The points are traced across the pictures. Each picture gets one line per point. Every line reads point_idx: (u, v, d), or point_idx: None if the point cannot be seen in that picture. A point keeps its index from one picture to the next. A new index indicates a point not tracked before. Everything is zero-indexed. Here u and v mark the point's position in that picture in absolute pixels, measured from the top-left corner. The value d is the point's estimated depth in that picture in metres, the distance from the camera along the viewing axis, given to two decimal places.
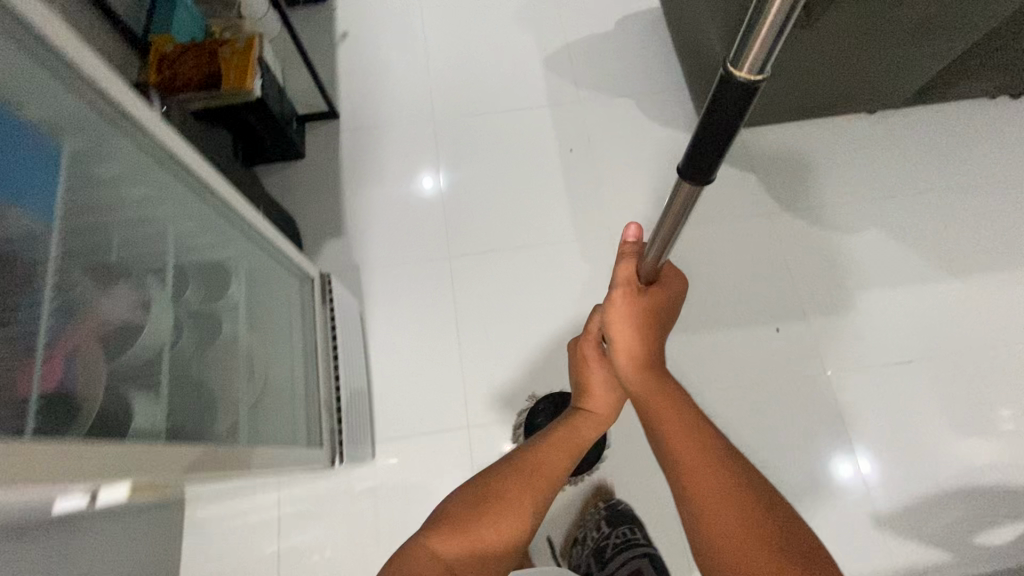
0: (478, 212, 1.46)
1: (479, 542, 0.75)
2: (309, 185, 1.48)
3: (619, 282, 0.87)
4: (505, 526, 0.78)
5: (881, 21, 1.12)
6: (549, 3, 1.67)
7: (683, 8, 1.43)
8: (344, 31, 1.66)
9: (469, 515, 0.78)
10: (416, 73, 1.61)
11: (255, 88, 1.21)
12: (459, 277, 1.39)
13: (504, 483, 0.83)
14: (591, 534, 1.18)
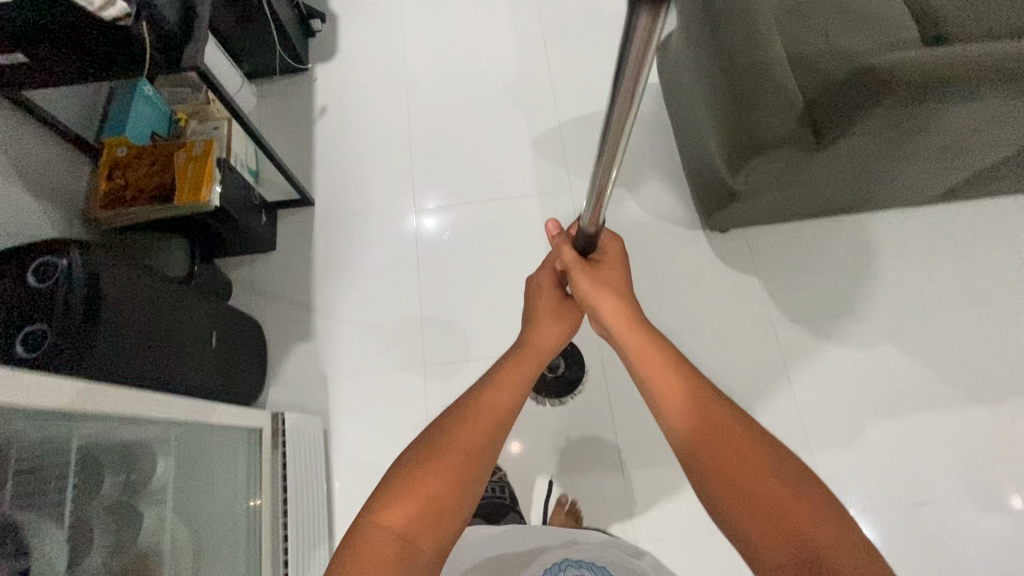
0: (466, 262, 1.42)
1: (434, 510, 0.59)
2: (279, 280, 1.39)
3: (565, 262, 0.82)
4: (460, 484, 0.61)
5: (901, 143, 1.01)
6: (539, 79, 1.58)
7: (682, 102, 1.31)
8: (323, 106, 1.58)
9: (414, 480, 0.60)
10: (398, 153, 1.54)
11: (211, 200, 1.12)
12: (445, 320, 1.36)
13: (452, 433, 0.65)
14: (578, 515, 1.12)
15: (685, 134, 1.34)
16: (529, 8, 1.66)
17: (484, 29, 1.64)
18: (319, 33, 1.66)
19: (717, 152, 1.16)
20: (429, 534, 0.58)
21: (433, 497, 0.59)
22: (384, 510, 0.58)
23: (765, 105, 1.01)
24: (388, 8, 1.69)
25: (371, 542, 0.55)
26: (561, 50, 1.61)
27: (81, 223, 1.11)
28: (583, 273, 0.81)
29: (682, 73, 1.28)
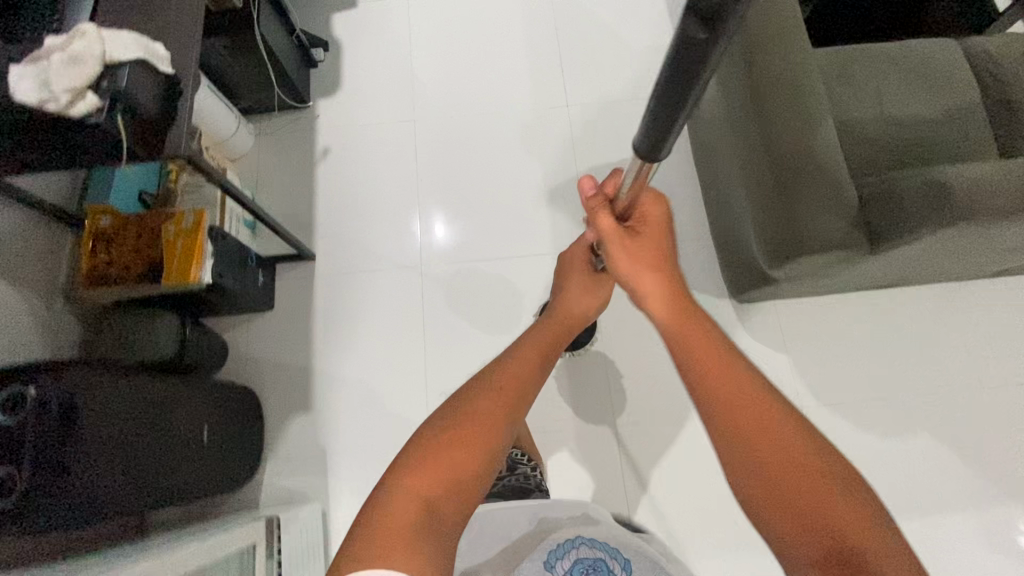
0: (478, 280, 1.37)
1: (458, 475, 0.53)
2: (277, 343, 1.31)
3: (600, 230, 0.65)
4: (481, 447, 0.55)
5: (958, 247, 0.92)
6: (556, 122, 1.48)
7: (715, 171, 1.21)
8: (326, 147, 1.48)
9: (433, 444, 0.54)
10: (405, 200, 1.44)
11: (202, 278, 1.03)
12: (454, 340, 1.32)
13: (473, 397, 0.59)
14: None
15: (717, 199, 1.22)
16: (547, 40, 1.54)
17: (499, 62, 1.52)
18: (320, 63, 1.55)
19: (751, 242, 1.06)
20: (452, 501, 0.52)
21: (455, 464, 0.53)
22: (405, 474, 0.52)
23: (812, 203, 0.90)
24: (396, 37, 1.57)
25: (392, 506, 0.49)
26: (580, 89, 1.49)
27: (74, 314, 1.05)
28: (625, 241, 0.63)
29: (718, 137, 1.17)
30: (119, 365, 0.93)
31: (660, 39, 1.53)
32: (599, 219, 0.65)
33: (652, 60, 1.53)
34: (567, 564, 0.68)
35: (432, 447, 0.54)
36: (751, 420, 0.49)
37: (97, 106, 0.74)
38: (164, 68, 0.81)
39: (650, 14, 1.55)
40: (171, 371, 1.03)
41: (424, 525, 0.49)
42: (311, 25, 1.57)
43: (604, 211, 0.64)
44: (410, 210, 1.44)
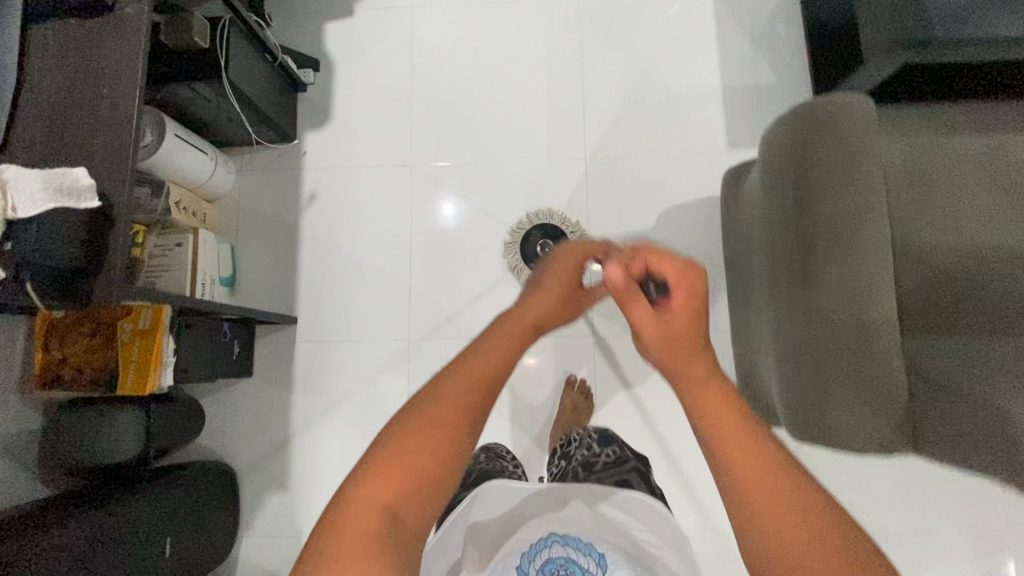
0: (500, 266, 1.30)
1: (416, 486, 0.48)
2: (255, 413, 1.25)
3: (633, 315, 0.59)
4: (445, 454, 0.49)
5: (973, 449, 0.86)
6: (570, 181, 1.31)
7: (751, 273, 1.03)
8: (313, 192, 1.34)
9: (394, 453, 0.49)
10: (396, 257, 1.32)
11: (162, 382, 0.96)
12: (482, 301, 1.28)
13: (440, 394, 0.52)
14: (573, 455, 1.03)
15: (744, 317, 1.09)
16: (570, 81, 1.36)
17: (512, 104, 1.36)
18: (310, 88, 1.37)
19: (771, 385, 0.94)
20: (414, 510, 0.48)
21: (419, 472, 0.48)
22: (366, 486, 0.47)
23: (853, 394, 0.77)
24: (399, 62, 1.39)
25: (347, 522, 0.45)
26: (602, 144, 1.32)
27: (41, 408, 1.01)
28: (660, 330, 0.57)
29: (760, 240, 0.97)
30: (66, 517, 0.88)
31: (699, 86, 1.33)
32: (631, 304, 0.59)
33: (689, 109, 1.32)
34: (539, 564, 0.69)
35: (391, 456, 0.49)
36: (749, 464, 0.45)
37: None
38: (84, 202, 0.67)
39: (690, 57, 1.34)
40: (132, 492, 0.99)
41: (382, 542, 0.45)
42: (302, 43, 1.39)
43: (638, 296, 0.59)
44: (417, 184, 1.34)
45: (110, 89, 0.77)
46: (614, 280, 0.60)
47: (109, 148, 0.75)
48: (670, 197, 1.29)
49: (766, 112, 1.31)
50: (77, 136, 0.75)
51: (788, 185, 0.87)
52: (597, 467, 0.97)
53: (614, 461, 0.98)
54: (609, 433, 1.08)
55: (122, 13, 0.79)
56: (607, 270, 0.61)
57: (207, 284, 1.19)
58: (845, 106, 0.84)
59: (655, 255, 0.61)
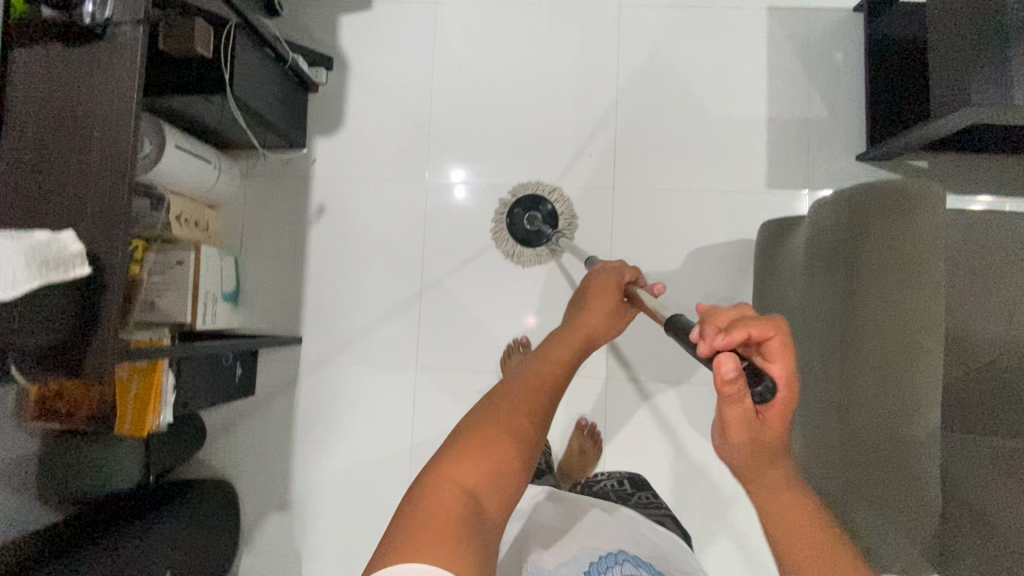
0: (515, 297, 1.24)
1: (495, 471, 0.56)
2: (257, 434, 1.23)
3: (723, 416, 0.46)
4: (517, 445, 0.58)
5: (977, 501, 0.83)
6: (596, 211, 1.24)
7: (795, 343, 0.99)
8: (322, 204, 1.27)
9: (477, 441, 0.57)
10: (407, 277, 1.26)
11: (161, 422, 0.93)
12: (489, 256, 1.25)
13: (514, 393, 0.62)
14: (602, 486, 1.05)
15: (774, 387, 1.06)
16: (603, 98, 1.26)
17: (537, 120, 1.26)
18: (323, 89, 1.28)
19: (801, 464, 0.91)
20: (493, 494, 0.55)
21: (495, 459, 0.57)
22: (452, 469, 0.55)
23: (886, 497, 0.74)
24: (419, 64, 1.28)
25: (437, 499, 0.52)
26: (631, 171, 1.24)
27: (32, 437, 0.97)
28: (749, 443, 0.46)
29: (807, 310, 0.93)
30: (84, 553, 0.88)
31: (742, 114, 1.23)
32: (727, 405, 0.45)
33: (728, 139, 1.23)
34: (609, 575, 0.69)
35: (475, 445, 0.57)
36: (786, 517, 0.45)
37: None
38: (73, 270, 0.62)
39: (734, 83, 1.24)
40: (140, 520, 0.98)
41: (465, 517, 0.51)
42: (317, 39, 1.28)
43: (738, 401, 0.45)
44: (425, 169, 1.27)
45: (100, 131, 0.69)
46: (726, 376, 0.44)
47: (99, 202, 0.68)
48: (700, 237, 1.21)
49: (812, 149, 1.21)
50: (59, 183, 0.68)
51: (846, 274, 0.81)
52: (633, 501, 0.98)
53: (647, 499, 1.00)
54: (630, 474, 1.12)
55: (112, 37, 0.70)
56: (722, 360, 0.43)
57: (208, 303, 1.13)
58: (918, 198, 0.76)
59: (773, 347, 0.45)
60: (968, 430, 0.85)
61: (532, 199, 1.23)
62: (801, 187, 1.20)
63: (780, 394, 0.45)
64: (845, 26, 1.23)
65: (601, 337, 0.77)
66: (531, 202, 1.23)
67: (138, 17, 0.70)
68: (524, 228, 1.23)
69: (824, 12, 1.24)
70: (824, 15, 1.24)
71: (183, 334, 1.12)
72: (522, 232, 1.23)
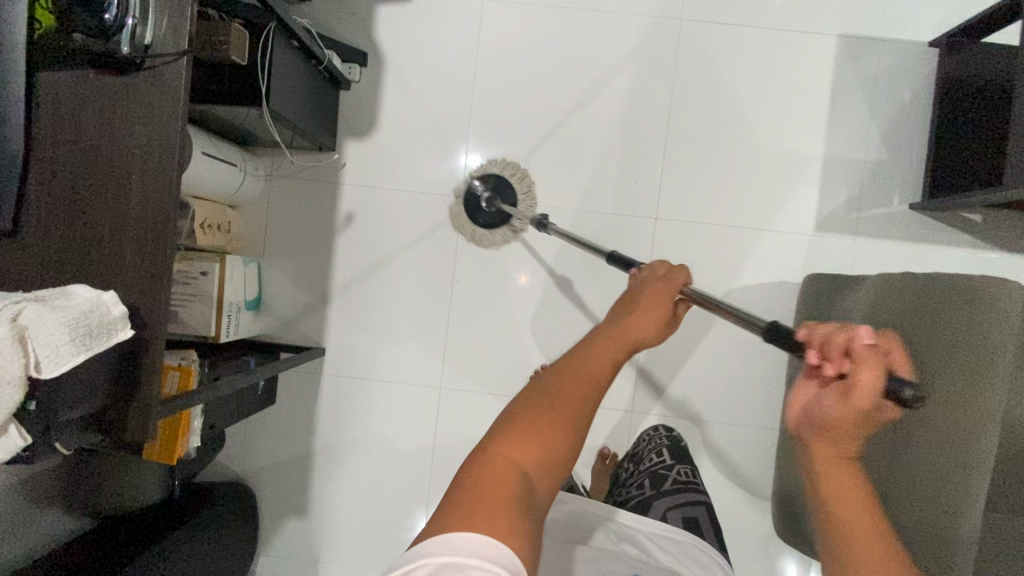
0: (543, 322, 1.21)
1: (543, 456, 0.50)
2: (276, 442, 1.23)
3: (855, 385, 0.45)
4: (563, 433, 0.51)
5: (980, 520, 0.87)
6: (634, 240, 1.19)
7: None
8: (349, 212, 1.21)
9: (522, 426, 0.51)
10: (434, 292, 1.22)
11: (189, 444, 0.91)
12: (521, 279, 1.21)
13: (563, 385, 0.54)
14: (639, 471, 0.95)
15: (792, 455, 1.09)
16: (654, 120, 1.19)
17: (581, 138, 1.19)
18: (356, 87, 1.20)
19: None
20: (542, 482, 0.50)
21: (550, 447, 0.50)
22: (505, 448, 0.50)
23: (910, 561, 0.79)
24: (458, 63, 1.19)
25: (494, 479, 0.47)
26: (677, 202, 1.19)
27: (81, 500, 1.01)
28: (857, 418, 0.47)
29: None
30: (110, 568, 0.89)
31: (797, 151, 1.17)
32: (863, 373, 0.44)
33: (780, 176, 1.18)
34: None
35: (523, 427, 0.51)
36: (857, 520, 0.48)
37: (21, 444, 0.54)
38: (116, 334, 0.59)
39: (790, 115, 1.17)
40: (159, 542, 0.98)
41: (520, 495, 0.47)
42: (351, 31, 1.19)
43: (876, 374, 0.45)
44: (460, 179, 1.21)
45: (139, 174, 0.63)
46: (861, 348, 0.45)
47: (139, 253, 0.63)
48: (739, 277, 1.18)
49: (865, 193, 1.17)
50: (98, 227, 0.63)
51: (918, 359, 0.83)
52: (667, 484, 0.88)
53: (684, 481, 0.89)
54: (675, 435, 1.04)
55: (152, 68, 0.63)
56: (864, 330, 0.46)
57: (232, 313, 1.09)
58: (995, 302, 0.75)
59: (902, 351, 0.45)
60: (999, 512, 0.86)
61: (499, 181, 1.17)
62: (848, 233, 1.17)
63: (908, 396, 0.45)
64: (915, 62, 1.16)
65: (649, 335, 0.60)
66: (502, 184, 1.17)
67: (182, 48, 0.63)
68: (480, 206, 1.17)
69: (895, 44, 1.16)
70: (897, 48, 1.16)
71: (205, 345, 1.08)
72: (476, 211, 1.18)
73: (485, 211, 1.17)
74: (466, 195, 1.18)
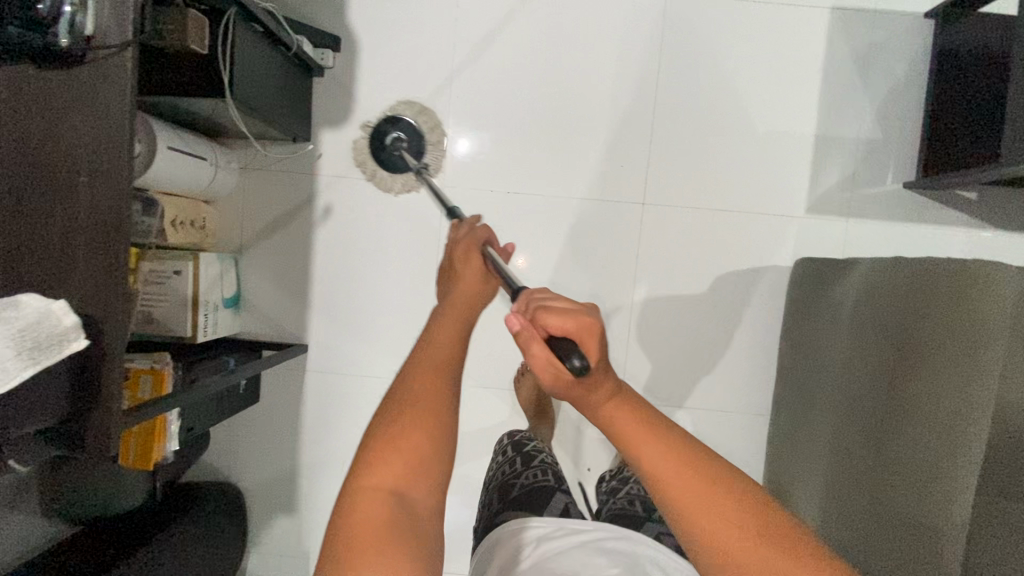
0: None
1: (413, 463, 0.48)
2: (261, 439, 1.21)
3: (540, 361, 0.47)
4: (428, 431, 0.50)
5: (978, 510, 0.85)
6: (621, 226, 1.16)
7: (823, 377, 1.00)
8: (327, 204, 1.17)
9: (378, 454, 0.48)
10: (416, 285, 1.19)
11: (167, 448, 0.90)
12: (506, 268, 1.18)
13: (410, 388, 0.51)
14: (628, 489, 0.98)
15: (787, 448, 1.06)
16: (638, 101, 1.15)
17: (565, 121, 1.15)
18: (330, 74, 1.15)
19: (820, 494, 0.96)
20: (424, 489, 0.49)
21: (412, 457, 0.49)
22: (365, 476, 0.48)
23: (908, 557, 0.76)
24: (435, 47, 1.15)
25: (362, 514, 0.46)
26: (665, 186, 1.15)
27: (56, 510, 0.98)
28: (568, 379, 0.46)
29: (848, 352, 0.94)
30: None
31: (788, 131, 1.14)
32: (531, 352, 0.47)
33: (770, 156, 1.14)
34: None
35: (383, 447, 0.49)
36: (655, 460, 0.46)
37: None
38: (69, 345, 0.56)
39: (780, 94, 1.13)
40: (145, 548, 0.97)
41: (398, 521, 0.46)
42: (322, 15, 1.14)
43: (538, 344, 0.47)
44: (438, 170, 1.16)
45: (87, 175, 0.60)
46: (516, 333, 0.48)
47: (90, 260, 0.60)
48: (729, 262, 1.15)
49: (857, 173, 1.13)
50: (48, 233, 0.60)
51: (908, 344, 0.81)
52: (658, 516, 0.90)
53: None
54: None
55: (95, 61, 0.59)
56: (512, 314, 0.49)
57: (209, 311, 1.06)
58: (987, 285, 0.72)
59: (545, 312, 0.46)
60: (991, 496, 0.85)
61: (412, 129, 1.14)
62: (840, 215, 1.14)
63: (579, 340, 0.45)
64: (910, 35, 1.11)
65: (478, 301, 0.61)
66: (412, 132, 1.14)
67: (126, 38, 0.59)
68: (384, 146, 1.14)
69: (890, 17, 1.11)
70: (891, 21, 1.11)
71: (182, 346, 1.05)
72: (381, 151, 1.14)
73: (388, 156, 1.14)
74: (372, 134, 1.14)
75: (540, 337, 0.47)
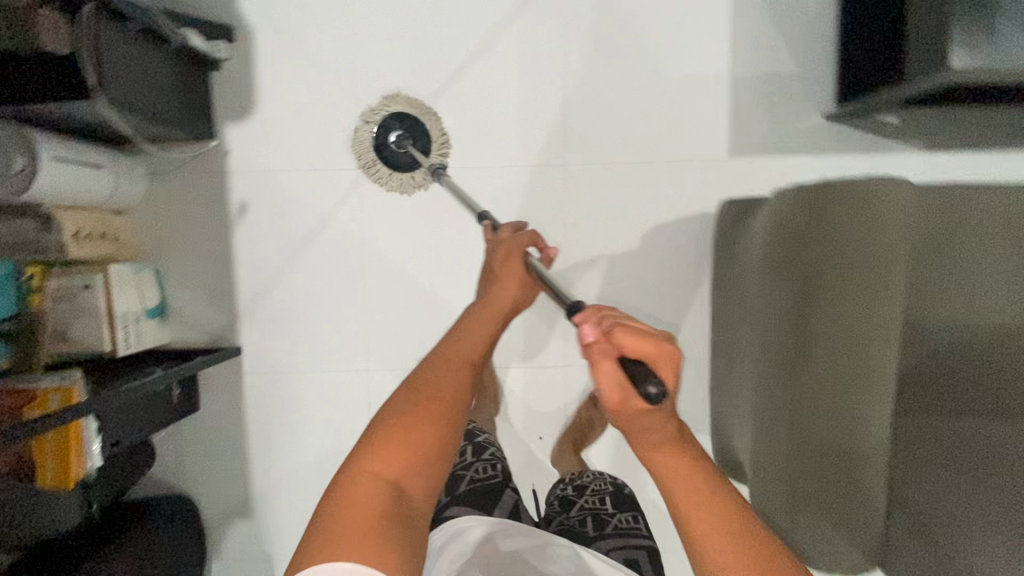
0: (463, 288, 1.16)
1: (416, 454, 0.54)
2: (208, 448, 1.19)
3: (611, 381, 0.50)
4: (437, 424, 0.56)
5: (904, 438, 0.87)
6: (543, 192, 1.13)
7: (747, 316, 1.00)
8: (243, 202, 1.14)
9: (385, 443, 0.54)
10: (344, 274, 1.16)
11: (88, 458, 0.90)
12: (434, 247, 1.15)
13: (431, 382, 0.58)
14: (583, 500, 0.98)
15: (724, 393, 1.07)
16: (547, 61, 1.11)
17: (475, 89, 1.12)
18: (228, 68, 1.11)
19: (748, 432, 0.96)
20: (418, 479, 0.54)
21: (415, 448, 0.55)
22: (368, 462, 0.53)
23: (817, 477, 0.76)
24: (331, 27, 1.11)
25: (359, 496, 0.51)
26: (584, 145, 1.13)
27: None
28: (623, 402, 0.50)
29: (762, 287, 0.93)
30: None
31: (701, 74, 1.11)
32: (602, 368, 0.50)
33: (687, 103, 1.12)
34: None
35: (390, 437, 0.55)
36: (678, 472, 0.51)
37: None
38: None
39: (689, 37, 1.10)
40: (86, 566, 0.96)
41: (390, 508, 0.51)
42: (212, 7, 1.10)
43: (610, 364, 0.50)
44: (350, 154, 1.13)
45: None
46: (592, 347, 0.51)
47: None
48: (657, 215, 1.13)
49: (776, 111, 1.11)
50: None
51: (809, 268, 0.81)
52: (609, 528, 0.91)
53: (627, 527, 0.92)
54: (622, 482, 1.05)
55: None
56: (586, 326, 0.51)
57: (130, 324, 1.04)
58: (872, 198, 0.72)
59: (627, 332, 0.50)
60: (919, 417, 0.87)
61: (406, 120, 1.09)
62: (763, 154, 1.12)
63: (659, 371, 0.50)
64: None
65: (504, 305, 0.69)
66: (415, 126, 1.10)
67: None
68: (389, 143, 1.09)
69: None
70: None
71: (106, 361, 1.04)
72: (386, 147, 1.09)
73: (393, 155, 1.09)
74: (378, 127, 1.09)
75: (617, 357, 0.50)
